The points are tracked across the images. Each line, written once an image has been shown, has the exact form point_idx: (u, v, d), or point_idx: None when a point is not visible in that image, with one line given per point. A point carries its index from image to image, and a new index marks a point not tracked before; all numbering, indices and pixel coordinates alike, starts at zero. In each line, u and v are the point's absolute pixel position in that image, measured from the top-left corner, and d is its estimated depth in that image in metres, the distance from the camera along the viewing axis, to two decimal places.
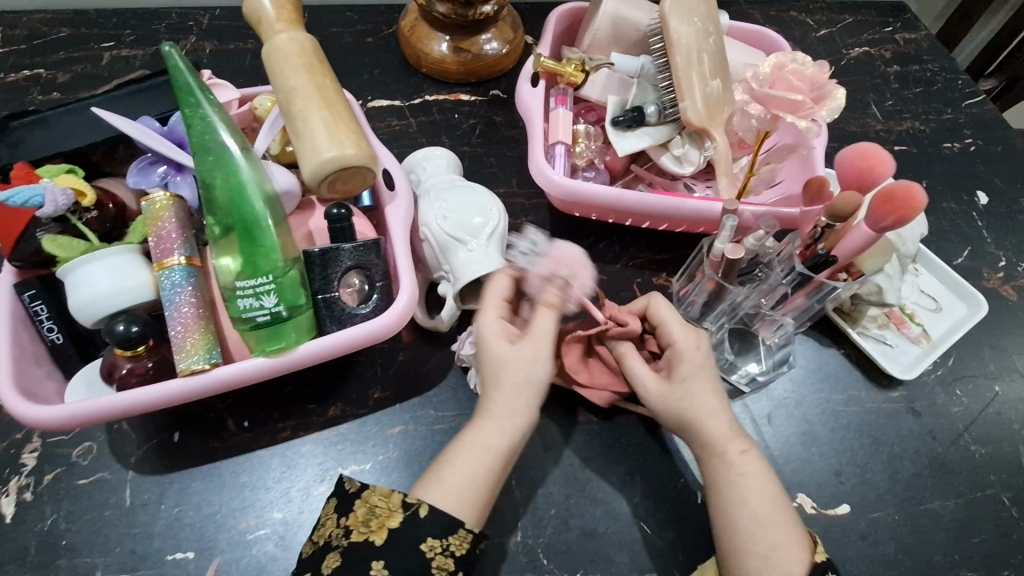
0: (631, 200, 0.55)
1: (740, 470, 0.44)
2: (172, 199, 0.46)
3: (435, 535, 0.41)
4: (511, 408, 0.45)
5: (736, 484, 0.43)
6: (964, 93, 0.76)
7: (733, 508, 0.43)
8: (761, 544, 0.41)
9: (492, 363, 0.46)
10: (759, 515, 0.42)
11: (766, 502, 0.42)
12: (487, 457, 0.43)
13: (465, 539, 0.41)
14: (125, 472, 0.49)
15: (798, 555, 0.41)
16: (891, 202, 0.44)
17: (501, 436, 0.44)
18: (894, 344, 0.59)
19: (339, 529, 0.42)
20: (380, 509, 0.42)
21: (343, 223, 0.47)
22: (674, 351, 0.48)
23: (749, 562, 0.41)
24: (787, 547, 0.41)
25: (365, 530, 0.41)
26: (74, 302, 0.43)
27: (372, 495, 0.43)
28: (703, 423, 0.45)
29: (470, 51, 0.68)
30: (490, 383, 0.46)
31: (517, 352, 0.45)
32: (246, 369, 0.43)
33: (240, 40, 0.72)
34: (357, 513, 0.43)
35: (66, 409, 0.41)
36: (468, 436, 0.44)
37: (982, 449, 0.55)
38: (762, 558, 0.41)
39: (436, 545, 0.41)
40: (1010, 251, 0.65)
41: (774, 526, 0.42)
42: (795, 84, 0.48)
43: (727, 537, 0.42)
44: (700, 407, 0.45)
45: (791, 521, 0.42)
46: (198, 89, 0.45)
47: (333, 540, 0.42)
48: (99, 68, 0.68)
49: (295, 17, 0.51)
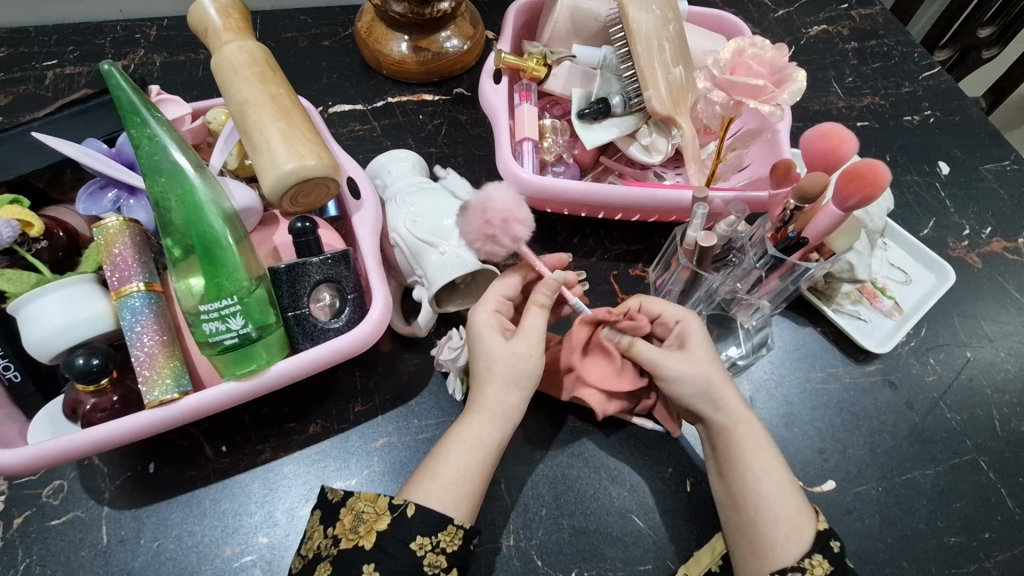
0: (600, 194, 0.54)
1: (751, 439, 0.45)
2: (127, 223, 0.44)
3: (425, 533, 0.40)
4: (500, 400, 0.45)
5: (751, 454, 0.44)
6: (920, 66, 0.77)
7: (749, 480, 0.43)
8: (779, 510, 0.42)
9: (484, 357, 0.46)
10: (776, 481, 0.43)
11: (777, 471, 0.44)
12: (480, 450, 0.44)
13: (456, 534, 0.41)
14: (100, 508, 0.48)
15: (804, 522, 0.42)
16: (857, 181, 0.45)
17: (492, 429, 0.44)
18: (868, 318, 0.60)
19: (327, 539, 0.41)
20: (367, 514, 0.41)
21: (308, 237, 0.45)
22: (683, 328, 0.49)
23: (768, 531, 0.41)
24: (799, 512, 0.42)
25: (354, 536, 0.41)
26: (28, 338, 0.41)
27: (356, 501, 0.42)
28: (722, 390, 0.46)
29: (430, 50, 0.67)
30: (483, 377, 0.46)
31: (506, 347, 0.45)
32: (216, 395, 0.42)
33: (191, 51, 0.69)
34: (344, 521, 0.42)
35: (29, 450, 0.39)
36: (462, 431, 0.44)
37: (957, 416, 0.56)
38: (780, 526, 0.41)
39: (426, 542, 0.40)
40: (973, 219, 0.66)
41: (785, 496, 0.43)
42: (756, 69, 0.48)
43: (743, 509, 0.43)
44: (704, 380, 0.46)
45: (798, 492, 0.43)
46: (143, 107, 0.43)
47: (322, 550, 0.41)
48: (42, 89, 0.65)
49: (243, 26, 0.49)
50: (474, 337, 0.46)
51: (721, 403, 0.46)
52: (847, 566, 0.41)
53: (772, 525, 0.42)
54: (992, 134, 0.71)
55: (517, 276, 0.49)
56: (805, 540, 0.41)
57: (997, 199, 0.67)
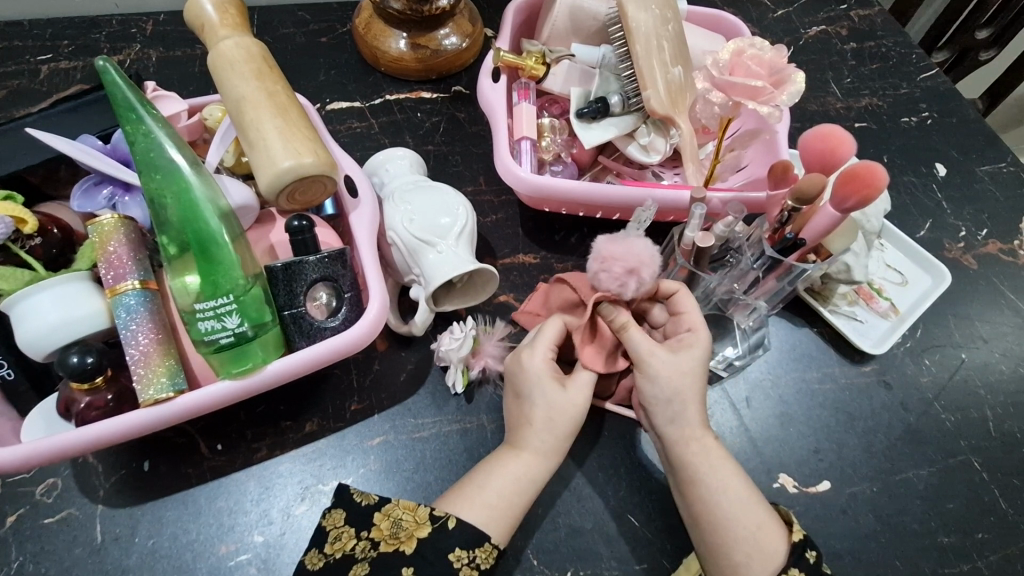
0: (597, 193, 0.54)
1: (707, 459, 0.45)
2: (121, 220, 0.44)
3: (462, 546, 0.42)
4: (548, 445, 0.46)
5: (708, 469, 0.44)
6: (918, 67, 0.77)
7: (709, 497, 0.44)
8: (745, 526, 0.42)
9: (542, 408, 0.46)
10: (735, 495, 0.43)
11: (739, 485, 0.44)
12: (525, 486, 0.45)
13: (491, 552, 0.42)
14: (93, 507, 0.47)
15: (772, 536, 0.42)
16: (855, 182, 0.45)
17: (530, 467, 0.45)
18: (863, 319, 0.60)
19: (362, 541, 0.43)
20: (406, 522, 0.43)
21: (304, 235, 0.44)
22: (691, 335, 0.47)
23: (737, 549, 0.42)
24: (765, 525, 0.43)
25: (394, 541, 0.42)
26: (21, 337, 0.41)
27: (394, 508, 0.43)
28: (686, 407, 0.46)
29: (428, 48, 0.67)
30: (526, 417, 0.46)
31: (563, 396, 0.46)
32: (212, 393, 0.42)
33: (187, 46, 0.69)
34: (380, 527, 0.43)
35: (23, 448, 0.39)
36: (499, 466, 0.45)
37: (951, 417, 0.56)
38: (748, 543, 0.42)
39: (462, 555, 0.42)
40: (969, 220, 0.66)
41: (750, 510, 0.43)
42: (754, 70, 0.48)
43: (710, 526, 0.43)
44: (669, 391, 0.46)
45: (760, 504, 0.44)
46: (138, 104, 0.43)
47: (357, 553, 0.42)
48: (36, 83, 0.65)
49: (240, 22, 0.48)
50: (524, 381, 0.47)
51: (676, 416, 0.46)
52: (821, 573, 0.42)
53: (737, 542, 0.42)
54: (989, 136, 0.71)
55: (560, 323, 0.49)
56: (776, 554, 0.41)
57: (993, 200, 0.67)
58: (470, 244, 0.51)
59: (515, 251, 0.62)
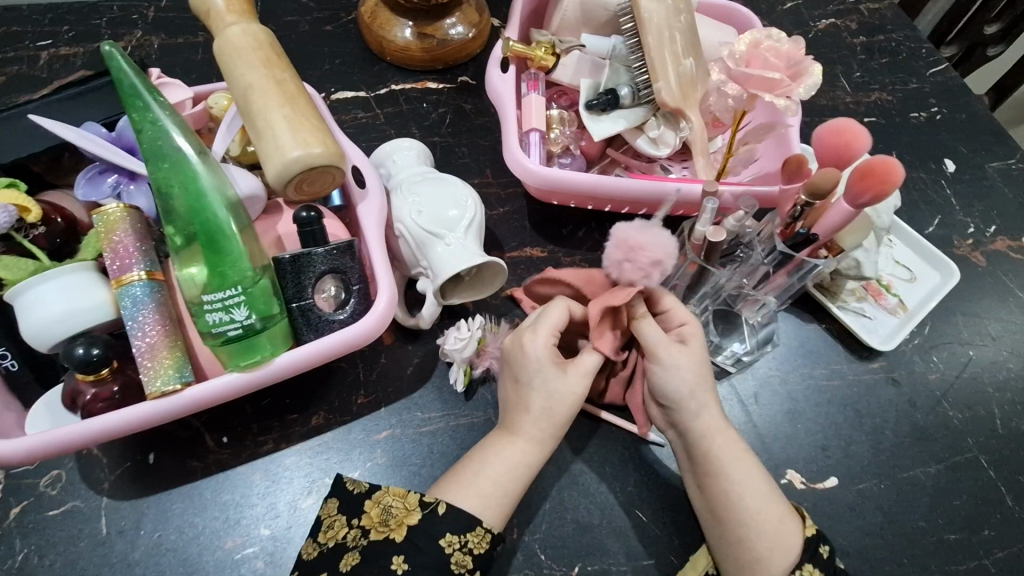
0: (606, 185, 0.53)
1: (733, 451, 0.45)
2: (128, 211, 0.43)
3: (454, 532, 0.41)
4: (548, 435, 0.45)
5: (733, 461, 0.44)
6: (928, 62, 0.76)
7: (727, 493, 0.43)
8: (772, 515, 0.43)
9: (544, 397, 0.45)
10: (764, 488, 0.44)
11: (760, 479, 0.44)
12: (522, 476, 0.44)
13: (484, 537, 0.42)
14: (98, 499, 0.47)
15: (790, 531, 0.42)
16: (870, 177, 0.44)
17: (531, 456, 0.45)
18: (873, 316, 0.59)
19: (352, 529, 0.43)
20: (396, 509, 0.43)
21: (313, 227, 0.44)
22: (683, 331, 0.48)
23: (760, 539, 0.42)
24: (787, 519, 0.43)
25: (385, 529, 0.42)
26: (26, 327, 0.40)
27: (384, 496, 0.43)
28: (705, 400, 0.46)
29: (434, 37, 0.66)
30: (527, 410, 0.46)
31: (567, 386, 0.46)
32: (221, 386, 0.41)
33: (189, 33, 0.68)
34: (370, 514, 0.43)
35: (28, 441, 0.39)
36: (500, 454, 0.45)
37: (959, 415, 0.56)
38: (773, 535, 0.42)
39: (455, 541, 0.41)
40: (979, 217, 0.66)
41: (772, 503, 0.43)
42: (772, 62, 0.47)
43: (732, 519, 0.43)
44: (690, 381, 0.46)
45: (780, 502, 0.44)
46: (146, 91, 0.42)
47: (348, 541, 0.42)
48: (36, 70, 0.64)
49: (246, 8, 0.47)
50: (532, 370, 0.46)
51: (702, 407, 0.46)
52: (834, 568, 0.43)
53: (758, 538, 0.42)
54: (998, 132, 0.71)
55: (565, 309, 0.48)
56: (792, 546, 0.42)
57: (1003, 198, 0.67)
58: (479, 238, 0.50)
59: (523, 244, 0.61)
